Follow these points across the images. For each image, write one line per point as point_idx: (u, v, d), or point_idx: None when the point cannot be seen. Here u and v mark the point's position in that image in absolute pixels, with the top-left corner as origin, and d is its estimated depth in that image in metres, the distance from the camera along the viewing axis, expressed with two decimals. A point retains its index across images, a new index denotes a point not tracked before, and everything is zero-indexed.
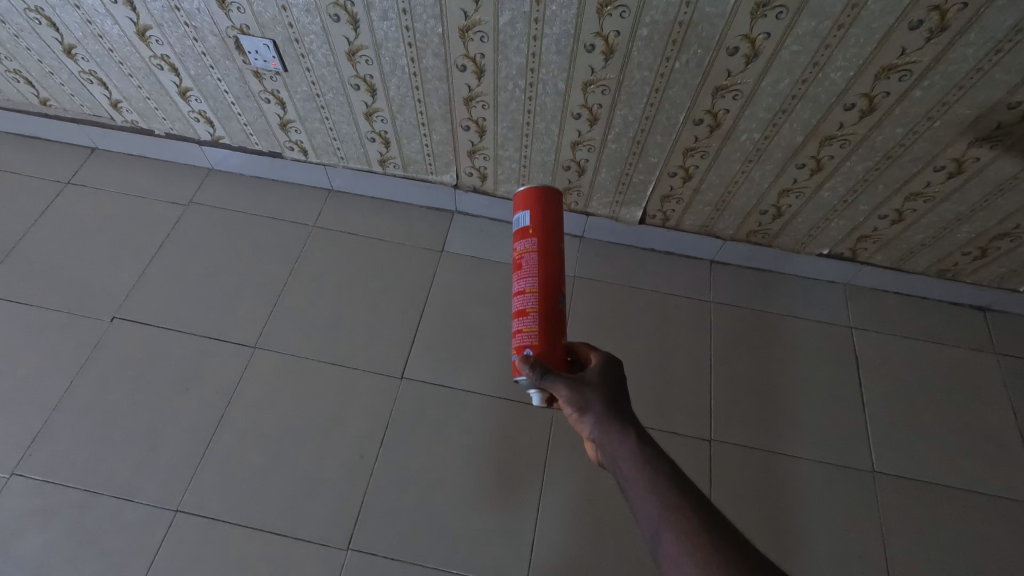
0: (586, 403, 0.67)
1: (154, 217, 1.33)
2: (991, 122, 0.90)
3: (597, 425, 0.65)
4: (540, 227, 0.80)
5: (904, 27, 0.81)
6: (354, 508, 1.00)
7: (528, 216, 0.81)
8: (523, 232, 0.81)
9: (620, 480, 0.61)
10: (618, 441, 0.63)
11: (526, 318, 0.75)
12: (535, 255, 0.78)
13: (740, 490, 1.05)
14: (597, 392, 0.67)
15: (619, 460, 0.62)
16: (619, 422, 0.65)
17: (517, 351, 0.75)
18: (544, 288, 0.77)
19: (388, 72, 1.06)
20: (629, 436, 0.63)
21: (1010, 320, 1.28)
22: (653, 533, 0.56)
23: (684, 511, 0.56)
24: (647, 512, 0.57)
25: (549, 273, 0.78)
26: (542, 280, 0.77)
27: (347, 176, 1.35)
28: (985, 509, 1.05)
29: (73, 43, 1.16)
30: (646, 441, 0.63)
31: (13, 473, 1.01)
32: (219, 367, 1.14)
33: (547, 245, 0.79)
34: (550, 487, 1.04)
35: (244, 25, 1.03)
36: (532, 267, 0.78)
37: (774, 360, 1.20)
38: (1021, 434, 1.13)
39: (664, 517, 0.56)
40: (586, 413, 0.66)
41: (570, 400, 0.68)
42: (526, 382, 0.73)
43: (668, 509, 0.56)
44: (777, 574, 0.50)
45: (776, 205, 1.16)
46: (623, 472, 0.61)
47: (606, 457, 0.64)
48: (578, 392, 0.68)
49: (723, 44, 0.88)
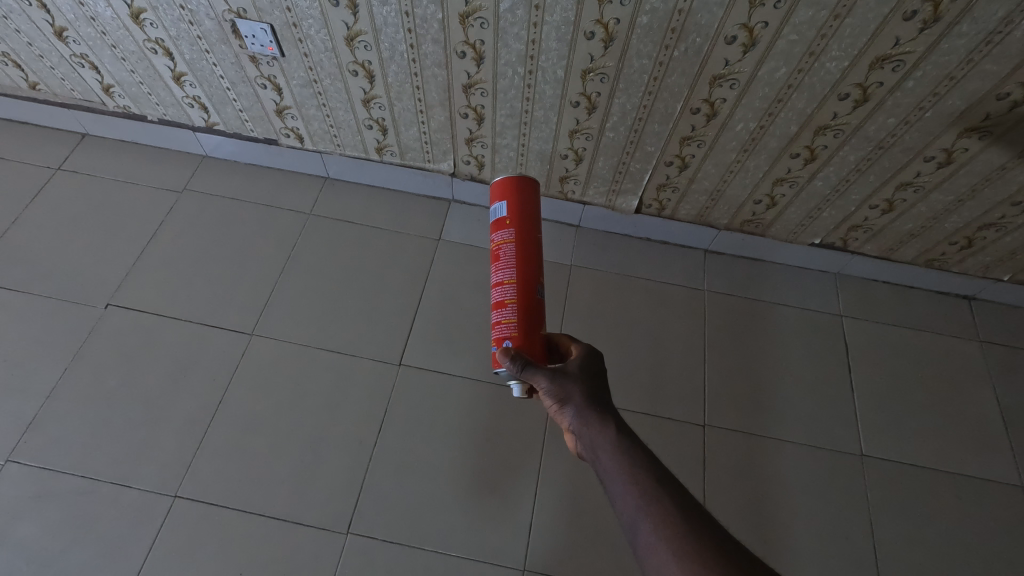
0: (566, 395, 0.68)
1: (148, 204, 1.32)
2: (981, 112, 0.92)
3: (577, 416, 0.67)
4: (516, 219, 0.81)
5: (898, 17, 0.82)
6: (354, 493, 1.01)
7: (504, 208, 0.82)
8: (499, 224, 0.81)
9: (599, 471, 0.63)
10: (596, 433, 0.65)
11: (504, 309, 0.76)
12: (512, 247, 0.79)
13: (732, 473, 1.07)
14: (576, 383, 0.69)
15: (597, 451, 0.64)
16: (598, 413, 0.66)
17: (497, 343, 0.76)
18: (522, 279, 0.77)
19: (386, 57, 1.05)
20: (607, 427, 0.65)
21: (994, 310, 1.31)
22: (631, 523, 0.57)
23: (660, 501, 0.57)
24: (624, 502, 0.59)
25: (526, 264, 0.78)
26: (519, 271, 0.78)
27: (343, 163, 1.35)
28: (966, 488, 1.09)
29: (64, 25, 1.14)
30: (625, 432, 0.64)
31: (9, 460, 1.01)
32: (215, 354, 1.14)
33: (523, 236, 0.80)
34: (547, 470, 1.05)
35: (242, 9, 1.02)
36: (509, 258, 0.79)
37: (766, 348, 1.22)
38: (1002, 418, 1.17)
39: (642, 508, 0.57)
40: (566, 405, 0.68)
41: (550, 391, 0.69)
42: (506, 374, 0.74)
43: (645, 500, 0.58)
44: (749, 560, 0.52)
45: (770, 194, 1.18)
46: (602, 464, 0.63)
47: (585, 448, 0.66)
48: (558, 384, 0.69)
49: (722, 33, 0.89)
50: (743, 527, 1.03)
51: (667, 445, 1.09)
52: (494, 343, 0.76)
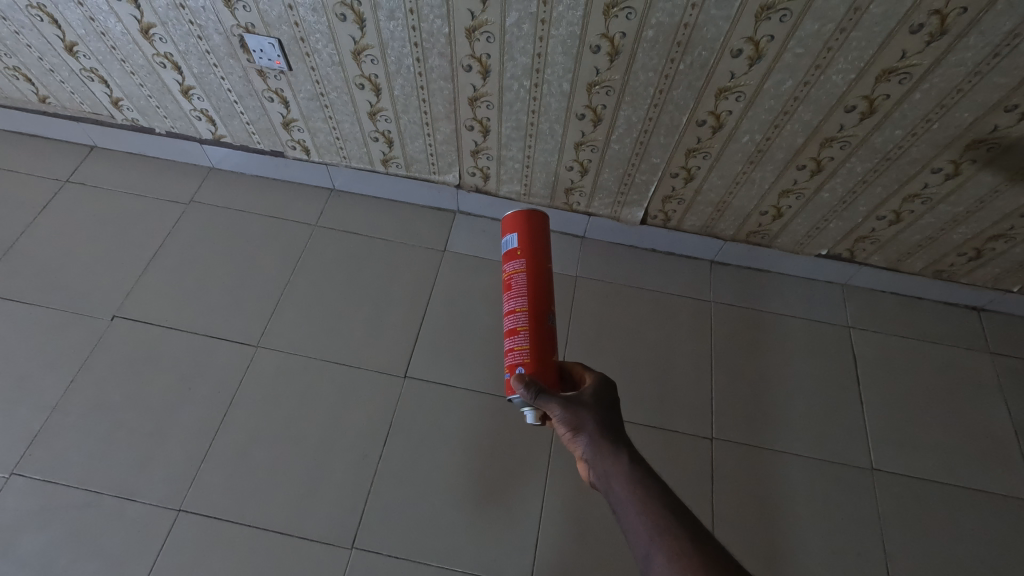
0: (579, 423, 0.67)
1: (155, 216, 1.33)
2: (988, 124, 0.92)
3: (590, 445, 0.66)
4: (528, 249, 0.81)
5: (904, 30, 0.82)
6: (359, 507, 1.00)
7: (515, 240, 0.81)
8: (511, 254, 0.81)
9: (613, 502, 0.62)
10: (610, 462, 0.64)
11: (517, 337, 0.76)
12: (524, 276, 0.79)
13: (741, 489, 1.06)
14: (590, 411, 0.68)
15: (611, 481, 0.63)
16: (612, 442, 0.65)
17: (510, 369, 0.76)
18: (534, 306, 0.77)
19: (393, 71, 1.06)
20: (621, 457, 0.64)
21: (1004, 321, 1.30)
22: (644, 556, 0.56)
23: (676, 534, 0.56)
24: (638, 532, 0.58)
25: (538, 292, 0.78)
26: (532, 299, 0.78)
27: (349, 175, 1.36)
28: (979, 504, 1.07)
29: (75, 40, 1.15)
30: (639, 463, 0.63)
31: (13, 473, 1.00)
32: (221, 366, 1.13)
33: (536, 266, 0.80)
34: (553, 485, 1.04)
35: (250, 24, 1.03)
36: (521, 288, 0.78)
37: (773, 361, 1.21)
38: (1015, 432, 1.15)
39: (655, 539, 0.56)
40: (579, 433, 0.67)
41: (564, 418, 0.68)
42: (520, 401, 0.74)
43: (660, 532, 0.57)
44: None
45: (776, 206, 1.17)
46: (615, 494, 0.62)
47: (598, 478, 0.65)
48: (572, 411, 0.68)
49: (727, 46, 0.89)
50: (752, 544, 1.01)
51: (674, 459, 1.08)
52: (507, 370, 0.76)
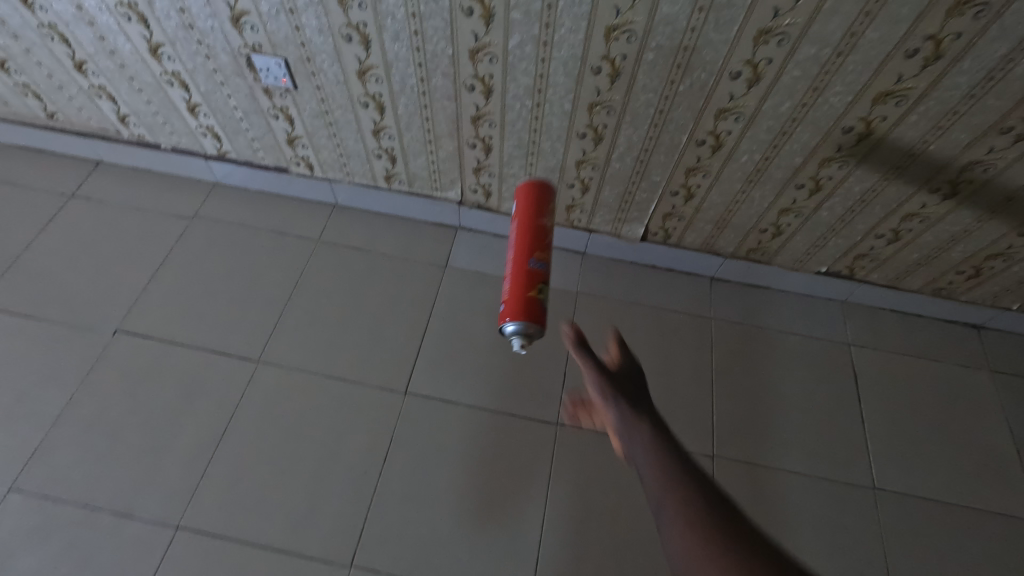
0: (608, 380, 0.68)
1: (158, 231, 1.34)
2: (984, 146, 0.93)
3: (616, 400, 0.66)
4: (528, 208, 0.92)
5: (900, 55, 0.83)
6: (358, 525, 1.00)
7: (519, 203, 0.94)
8: (516, 216, 0.94)
9: (632, 454, 0.61)
10: (635, 418, 0.64)
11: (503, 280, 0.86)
12: (518, 230, 0.90)
13: (742, 508, 1.05)
14: (619, 376, 0.69)
15: (633, 433, 0.62)
16: (639, 403, 0.65)
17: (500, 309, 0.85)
18: (518, 253, 0.87)
19: (397, 90, 1.08)
20: (647, 417, 0.64)
21: (1004, 339, 1.30)
22: (656, 502, 0.55)
23: (692, 487, 0.55)
24: (653, 480, 0.56)
25: (528, 242, 0.88)
26: (518, 247, 0.88)
27: (352, 191, 1.37)
28: (982, 524, 1.06)
29: (85, 58, 1.17)
30: (664, 426, 0.63)
31: (11, 489, 1.00)
32: (221, 382, 1.13)
33: (531, 222, 0.90)
34: (553, 503, 1.04)
35: (257, 44, 1.05)
36: (514, 239, 0.90)
37: (774, 378, 1.21)
38: (1018, 451, 1.15)
39: (671, 489, 0.55)
40: (607, 388, 0.67)
41: (592, 373, 0.69)
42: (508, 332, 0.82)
43: (678, 482, 0.55)
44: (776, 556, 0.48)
45: (776, 224, 1.18)
46: (635, 444, 0.61)
47: (619, 431, 0.64)
48: (601, 369, 0.69)
49: (726, 69, 0.91)
50: None
51: None
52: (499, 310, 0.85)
